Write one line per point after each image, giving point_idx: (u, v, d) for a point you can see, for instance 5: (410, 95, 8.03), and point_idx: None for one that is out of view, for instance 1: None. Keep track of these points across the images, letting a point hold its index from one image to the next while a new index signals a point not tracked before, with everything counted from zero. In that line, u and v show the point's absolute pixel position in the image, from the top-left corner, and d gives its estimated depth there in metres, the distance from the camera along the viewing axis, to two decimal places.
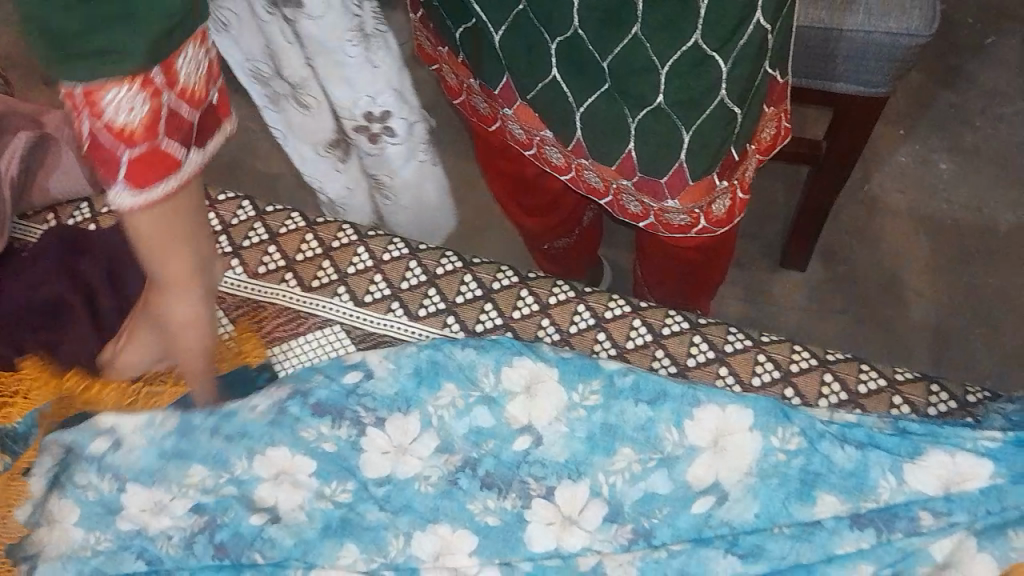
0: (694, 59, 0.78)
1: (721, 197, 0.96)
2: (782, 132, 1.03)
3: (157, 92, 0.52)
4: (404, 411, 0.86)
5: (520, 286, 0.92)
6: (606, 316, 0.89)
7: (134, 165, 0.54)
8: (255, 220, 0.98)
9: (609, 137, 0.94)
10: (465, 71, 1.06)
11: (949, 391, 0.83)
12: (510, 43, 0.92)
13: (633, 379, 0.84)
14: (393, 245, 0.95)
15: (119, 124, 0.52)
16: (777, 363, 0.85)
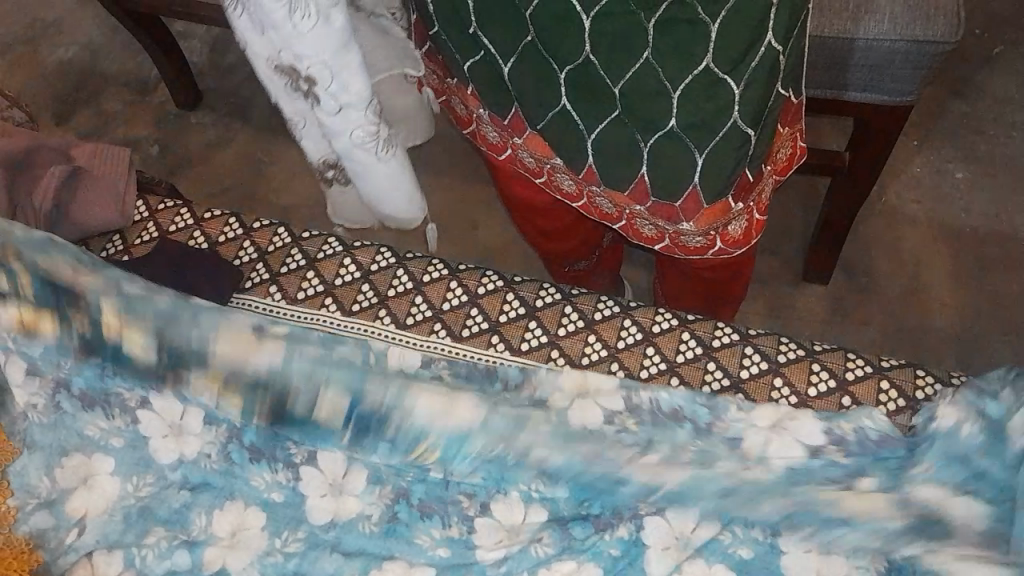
0: (706, 83, 0.79)
1: (736, 219, 0.95)
2: (799, 152, 1.01)
3: None
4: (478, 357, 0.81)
5: (564, 302, 0.84)
6: (654, 331, 0.81)
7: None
8: (291, 246, 0.91)
9: (620, 164, 0.93)
10: (475, 101, 1.04)
11: (899, 389, 0.77)
12: (520, 74, 0.91)
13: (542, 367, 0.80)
14: (434, 266, 0.87)
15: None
16: (833, 372, 0.77)
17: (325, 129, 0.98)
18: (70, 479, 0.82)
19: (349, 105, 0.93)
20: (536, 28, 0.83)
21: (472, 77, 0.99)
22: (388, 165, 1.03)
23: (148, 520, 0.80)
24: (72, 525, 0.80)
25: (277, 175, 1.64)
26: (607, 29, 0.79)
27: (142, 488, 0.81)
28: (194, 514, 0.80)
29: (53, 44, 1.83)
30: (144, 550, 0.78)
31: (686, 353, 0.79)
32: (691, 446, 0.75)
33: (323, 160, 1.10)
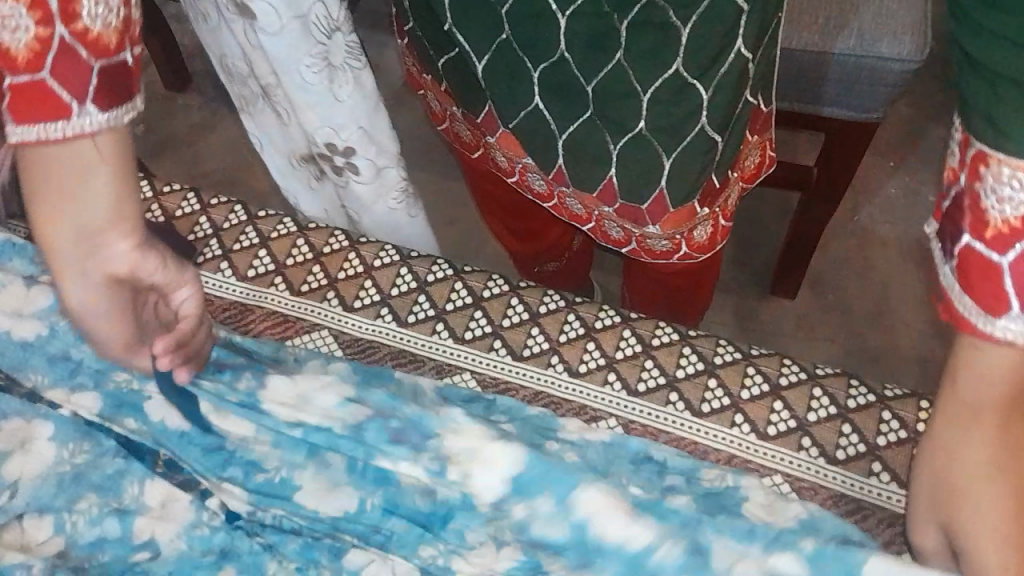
0: (674, 87, 0.77)
1: (702, 223, 0.94)
2: (767, 160, 1.00)
3: (48, 21, 0.55)
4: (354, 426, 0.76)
5: (510, 294, 0.84)
6: (596, 327, 0.81)
7: (974, 254, 0.49)
8: (245, 225, 0.92)
9: (589, 164, 0.90)
10: (448, 98, 1.01)
11: (832, 395, 0.76)
12: (493, 73, 0.87)
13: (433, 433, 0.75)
14: (385, 251, 0.88)
15: (6, 49, 0.56)
16: (767, 375, 0.77)
17: (358, 189, 0.98)
18: (8, 441, 0.78)
19: (384, 170, 0.97)
20: (510, 26, 0.80)
21: (445, 74, 0.95)
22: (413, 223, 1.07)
23: (74, 484, 0.76)
24: (5, 488, 0.76)
25: (261, 161, 1.64)
26: (581, 29, 0.76)
27: (78, 454, 0.78)
28: (127, 483, 0.76)
29: None
30: (75, 516, 0.74)
31: (625, 350, 0.80)
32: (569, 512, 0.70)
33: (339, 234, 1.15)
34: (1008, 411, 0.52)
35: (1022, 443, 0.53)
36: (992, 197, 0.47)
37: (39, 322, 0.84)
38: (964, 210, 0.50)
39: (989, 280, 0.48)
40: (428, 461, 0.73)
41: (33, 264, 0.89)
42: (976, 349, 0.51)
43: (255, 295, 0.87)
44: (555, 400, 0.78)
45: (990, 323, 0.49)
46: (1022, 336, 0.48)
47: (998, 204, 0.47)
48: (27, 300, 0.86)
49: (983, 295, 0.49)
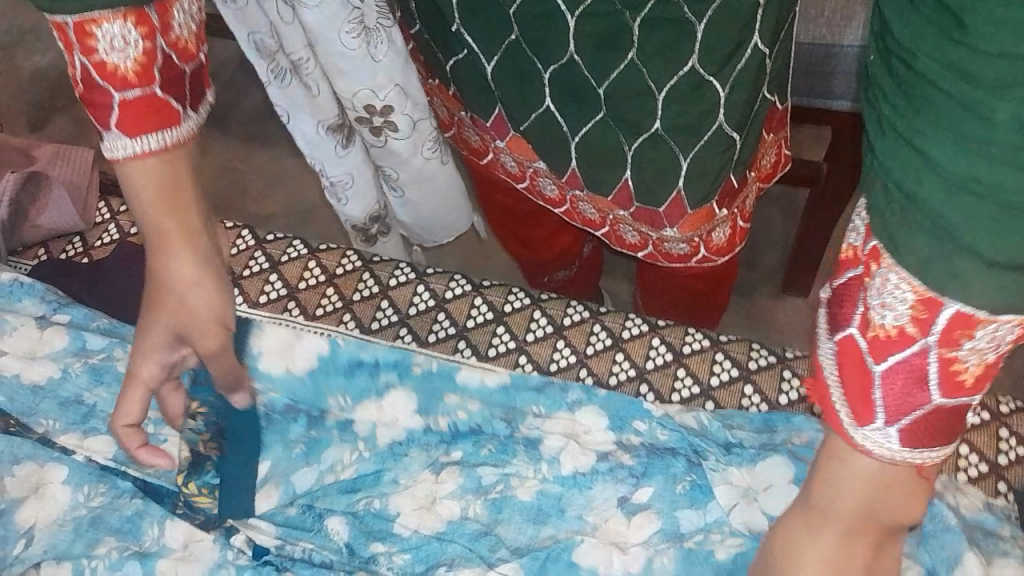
0: (691, 84, 0.75)
1: (721, 226, 0.92)
2: (784, 160, 0.98)
3: (151, 34, 0.53)
4: (394, 450, 0.74)
5: (533, 308, 0.81)
6: (624, 337, 0.79)
7: (844, 348, 0.41)
8: (254, 250, 0.89)
9: (604, 167, 0.88)
10: (456, 103, 0.98)
11: None
12: (504, 75, 0.85)
13: (461, 455, 0.73)
14: (400, 270, 0.85)
15: (109, 67, 0.53)
16: (805, 379, 0.75)
17: (397, 145, 1.04)
18: (22, 488, 0.75)
19: (420, 121, 1.02)
20: (520, 27, 0.78)
21: (454, 78, 0.92)
22: (447, 169, 1.11)
23: (92, 529, 0.73)
24: (19, 535, 0.73)
25: (256, 185, 1.61)
26: (592, 29, 0.74)
27: (94, 497, 0.75)
28: (146, 524, 0.73)
29: (28, 50, 1.78)
30: (94, 562, 0.71)
31: (655, 360, 0.77)
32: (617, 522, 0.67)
33: (365, 218, 1.16)
34: (855, 521, 0.43)
35: (866, 554, 0.45)
36: (877, 302, 0.38)
37: (52, 364, 0.80)
38: (854, 301, 0.40)
39: (859, 379, 0.40)
40: (468, 479, 0.71)
41: (45, 303, 0.83)
42: (854, 449, 0.42)
43: None
44: None
45: (857, 432, 0.41)
46: (887, 452, 0.40)
47: (882, 309, 0.38)
48: (42, 343, 0.81)
49: (853, 398, 0.40)
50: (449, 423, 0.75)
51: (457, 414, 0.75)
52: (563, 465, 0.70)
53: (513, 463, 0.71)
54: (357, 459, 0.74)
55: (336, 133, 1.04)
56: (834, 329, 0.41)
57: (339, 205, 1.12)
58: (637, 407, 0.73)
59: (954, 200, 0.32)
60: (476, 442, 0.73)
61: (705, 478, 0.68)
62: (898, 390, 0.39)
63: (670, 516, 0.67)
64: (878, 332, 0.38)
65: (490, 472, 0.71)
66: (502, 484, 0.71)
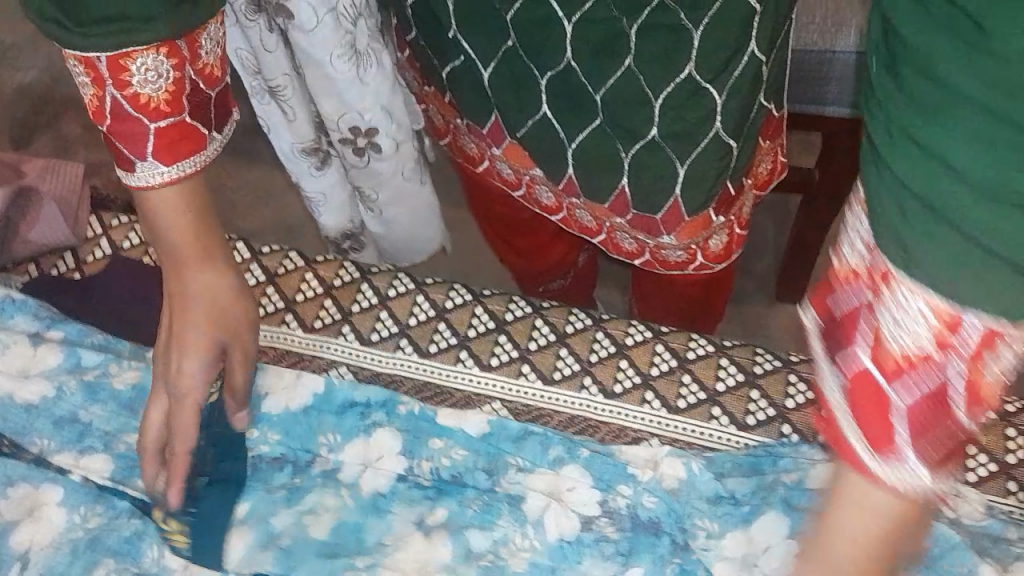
0: (688, 91, 0.75)
1: (718, 233, 0.92)
2: (780, 167, 0.98)
3: (180, 64, 0.55)
4: (376, 515, 0.72)
5: (535, 315, 0.81)
6: (628, 343, 0.78)
7: (854, 376, 0.37)
8: (250, 262, 0.87)
9: (601, 176, 0.88)
10: (452, 111, 0.98)
11: None
12: (500, 81, 0.85)
13: (445, 515, 0.71)
14: (399, 280, 0.85)
15: (142, 98, 0.55)
16: (811, 383, 0.74)
17: (378, 165, 1.04)
18: (16, 510, 0.74)
19: (402, 143, 1.03)
20: (517, 32, 0.77)
21: (449, 85, 0.92)
22: (424, 190, 1.11)
23: (90, 552, 0.71)
24: (15, 559, 0.71)
25: (245, 198, 1.59)
26: (590, 35, 0.73)
27: (91, 518, 0.73)
28: (145, 545, 0.72)
29: (8, 64, 1.75)
30: None
31: (660, 366, 0.76)
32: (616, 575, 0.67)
33: (340, 232, 1.17)
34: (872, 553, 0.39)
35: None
36: (891, 322, 0.35)
37: (46, 381, 0.78)
38: (855, 322, 0.37)
39: (875, 415, 0.36)
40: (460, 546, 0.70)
41: (38, 320, 0.82)
42: (868, 484, 0.38)
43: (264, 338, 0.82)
44: (593, 424, 0.75)
45: (877, 465, 0.37)
46: (912, 487, 0.36)
47: (895, 328, 0.35)
48: (35, 361, 0.80)
49: (868, 430, 0.37)
50: (432, 469, 0.73)
51: (441, 461, 0.73)
52: (548, 532, 0.69)
53: (500, 525, 0.70)
54: (342, 518, 0.72)
55: (314, 154, 1.03)
56: (838, 362, 0.38)
57: (315, 216, 1.14)
58: (620, 470, 0.72)
59: (976, 168, 0.31)
60: (461, 498, 0.72)
61: (693, 560, 0.67)
62: (922, 413, 0.35)
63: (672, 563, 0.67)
64: (887, 352, 0.35)
65: (479, 539, 0.70)
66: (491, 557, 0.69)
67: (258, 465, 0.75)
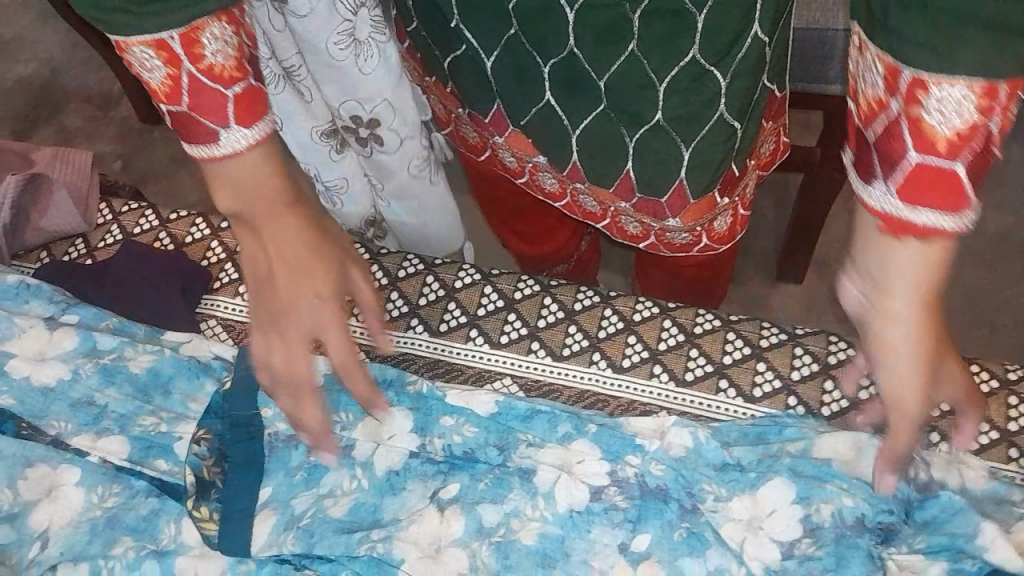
0: (693, 73, 0.75)
1: (722, 215, 0.94)
2: (781, 147, 0.99)
3: (241, 28, 0.53)
4: (392, 492, 0.72)
5: (543, 294, 0.82)
6: (635, 320, 0.79)
7: (973, 155, 0.42)
8: None
9: (606, 160, 0.89)
10: (454, 100, 0.98)
11: None
12: (504, 69, 0.85)
13: (456, 491, 0.71)
14: (408, 261, 0.86)
15: (212, 67, 0.53)
16: (815, 356, 0.75)
17: (382, 159, 1.01)
18: (34, 490, 0.75)
19: (406, 141, 1.00)
20: (520, 21, 0.77)
21: (452, 74, 0.92)
22: (437, 188, 1.09)
23: (109, 530, 0.73)
24: (34, 539, 0.73)
25: None
26: (592, 22, 0.73)
27: (108, 498, 0.75)
28: (162, 522, 0.73)
29: (7, 59, 1.75)
30: (112, 562, 0.71)
31: (667, 341, 0.78)
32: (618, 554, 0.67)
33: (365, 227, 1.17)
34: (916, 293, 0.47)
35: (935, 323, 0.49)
36: (931, 110, 0.41)
37: (63, 364, 0.79)
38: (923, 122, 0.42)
39: (940, 186, 0.43)
40: (473, 521, 0.70)
41: (53, 304, 0.83)
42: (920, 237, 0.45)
43: None
44: (602, 398, 0.76)
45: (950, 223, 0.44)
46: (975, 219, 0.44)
47: (939, 109, 0.41)
48: (51, 345, 0.81)
49: (937, 200, 0.43)
50: (443, 447, 0.73)
51: (453, 438, 0.74)
52: (558, 503, 0.70)
53: (511, 498, 0.70)
54: (354, 497, 0.72)
55: (329, 139, 0.99)
56: (887, 176, 0.45)
57: (335, 216, 1.15)
58: (629, 442, 0.71)
59: None
60: (472, 473, 0.72)
61: (702, 524, 0.67)
62: (976, 163, 0.43)
63: (680, 542, 0.67)
64: (953, 137, 0.42)
65: (490, 516, 0.70)
66: (503, 529, 0.69)
67: (275, 444, 0.75)
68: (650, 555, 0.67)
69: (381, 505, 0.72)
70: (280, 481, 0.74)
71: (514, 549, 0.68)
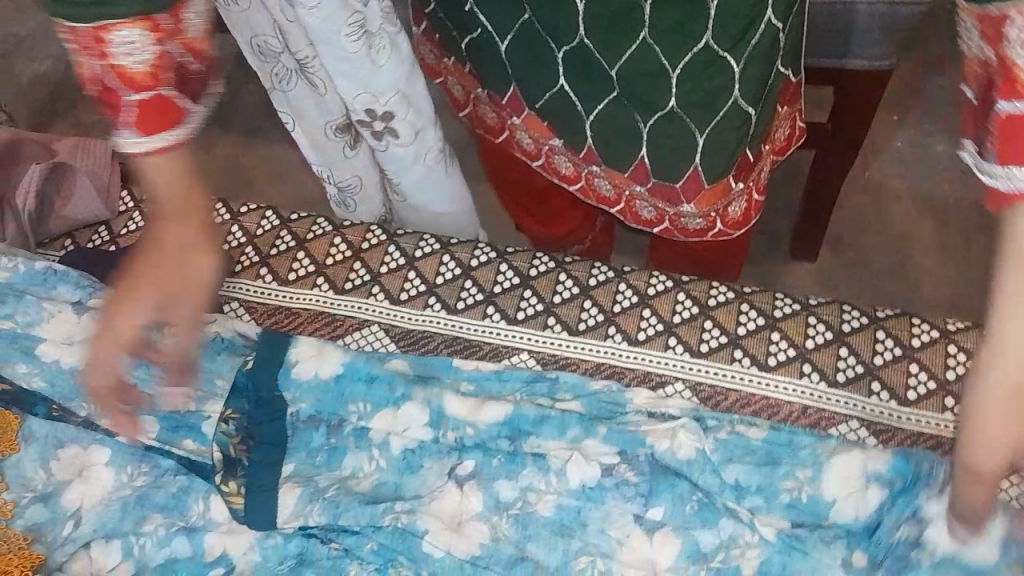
0: (705, 60, 0.74)
1: (737, 200, 0.94)
2: (797, 132, 0.99)
3: (165, 39, 0.48)
4: (411, 471, 0.73)
5: (558, 270, 0.82)
6: (650, 294, 0.80)
7: None
8: (280, 229, 0.88)
9: (621, 144, 0.89)
10: (471, 80, 0.99)
11: (895, 337, 0.74)
12: (519, 54, 0.86)
13: (472, 467, 0.73)
14: (425, 240, 0.85)
15: (123, 70, 0.48)
16: (829, 324, 0.76)
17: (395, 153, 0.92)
18: (67, 470, 0.77)
19: (423, 132, 0.90)
20: (533, 6, 0.78)
21: (470, 58, 0.93)
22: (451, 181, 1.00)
23: (139, 507, 0.75)
24: (67, 518, 0.75)
25: None
26: (602, 11, 0.73)
27: (138, 477, 0.77)
28: (192, 500, 0.75)
29: (23, 56, 1.77)
30: (143, 539, 0.73)
31: (682, 313, 0.78)
32: (633, 523, 0.68)
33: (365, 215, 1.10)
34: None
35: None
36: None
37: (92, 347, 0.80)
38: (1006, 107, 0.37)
39: None
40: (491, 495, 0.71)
41: (80, 288, 0.84)
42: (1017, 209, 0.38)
43: (297, 297, 0.84)
44: (618, 370, 0.77)
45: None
46: None
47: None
48: (79, 328, 0.81)
49: None
50: (456, 435, 0.73)
51: (465, 429, 0.73)
52: (570, 479, 0.70)
53: (525, 474, 0.71)
54: (376, 475, 0.74)
55: (345, 133, 0.94)
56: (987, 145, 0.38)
57: (345, 210, 1.08)
58: (638, 438, 0.71)
59: None
60: (485, 452, 0.73)
61: (714, 495, 0.68)
62: None
63: (695, 513, 0.68)
64: None
65: (508, 491, 0.71)
66: (519, 503, 0.71)
67: (297, 425, 0.77)
68: (666, 524, 0.68)
69: (401, 481, 0.73)
70: (302, 459, 0.75)
71: (532, 521, 0.70)
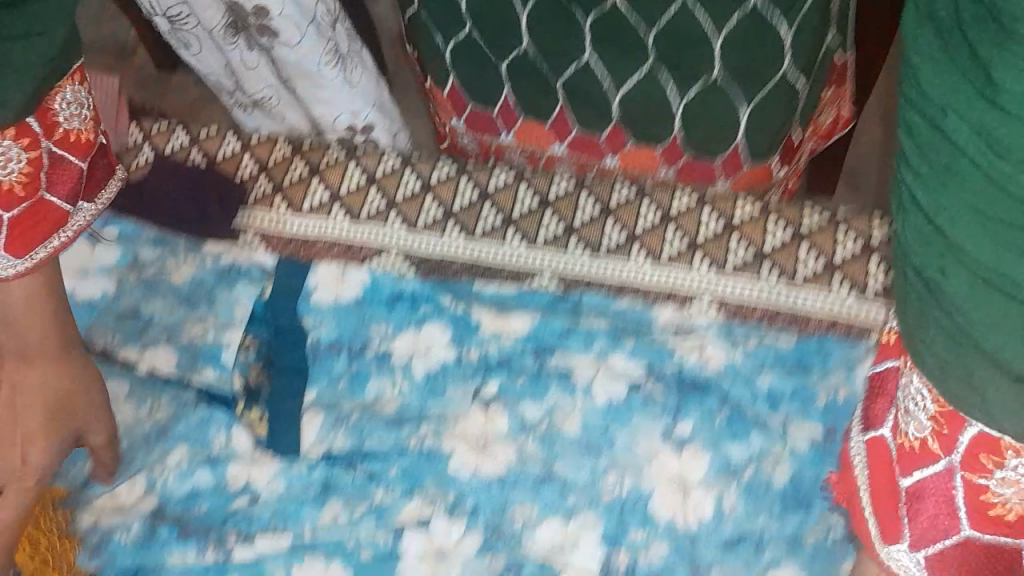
0: (749, 27, 0.67)
1: (774, 186, 0.87)
2: (839, 117, 0.91)
3: None
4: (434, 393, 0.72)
5: (578, 192, 0.80)
6: (674, 211, 0.77)
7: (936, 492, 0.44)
8: (292, 158, 0.85)
9: (650, 122, 0.79)
10: (451, 109, 0.90)
11: None
12: (540, 24, 0.73)
13: (497, 388, 0.71)
14: (441, 165, 0.84)
15: None
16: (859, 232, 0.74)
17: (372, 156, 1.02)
18: None
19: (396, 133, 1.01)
20: None
21: (455, 64, 0.83)
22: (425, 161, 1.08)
23: (159, 436, 0.73)
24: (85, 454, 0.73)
25: None
26: None
27: (157, 411, 0.74)
28: (213, 432, 0.73)
29: None
30: (164, 470, 0.71)
31: (708, 230, 0.75)
32: (664, 440, 0.67)
33: None
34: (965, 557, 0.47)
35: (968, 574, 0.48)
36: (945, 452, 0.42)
37: (100, 279, 0.81)
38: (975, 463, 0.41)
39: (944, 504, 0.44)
40: (518, 416, 0.70)
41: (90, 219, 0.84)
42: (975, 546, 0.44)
43: (311, 228, 0.81)
44: (639, 289, 0.74)
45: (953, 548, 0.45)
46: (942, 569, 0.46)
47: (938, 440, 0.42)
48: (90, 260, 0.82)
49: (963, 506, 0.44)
50: (480, 354, 0.73)
51: (489, 346, 0.73)
52: (597, 397, 0.69)
53: (551, 394, 0.70)
54: (398, 398, 0.73)
55: None
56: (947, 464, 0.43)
57: None
58: (665, 353, 0.71)
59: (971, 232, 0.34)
60: (509, 374, 0.72)
61: (743, 408, 0.68)
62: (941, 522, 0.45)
63: (724, 429, 0.67)
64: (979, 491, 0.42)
65: (534, 412, 0.70)
66: (548, 423, 0.69)
67: (318, 352, 0.76)
68: (696, 441, 0.67)
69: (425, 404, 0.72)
70: (323, 386, 0.74)
71: (559, 440, 0.68)
